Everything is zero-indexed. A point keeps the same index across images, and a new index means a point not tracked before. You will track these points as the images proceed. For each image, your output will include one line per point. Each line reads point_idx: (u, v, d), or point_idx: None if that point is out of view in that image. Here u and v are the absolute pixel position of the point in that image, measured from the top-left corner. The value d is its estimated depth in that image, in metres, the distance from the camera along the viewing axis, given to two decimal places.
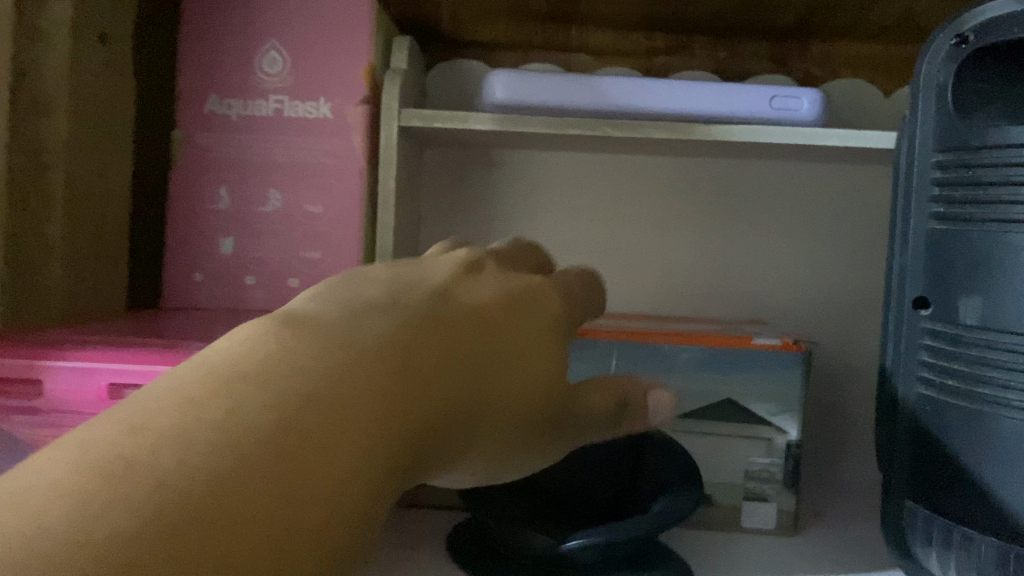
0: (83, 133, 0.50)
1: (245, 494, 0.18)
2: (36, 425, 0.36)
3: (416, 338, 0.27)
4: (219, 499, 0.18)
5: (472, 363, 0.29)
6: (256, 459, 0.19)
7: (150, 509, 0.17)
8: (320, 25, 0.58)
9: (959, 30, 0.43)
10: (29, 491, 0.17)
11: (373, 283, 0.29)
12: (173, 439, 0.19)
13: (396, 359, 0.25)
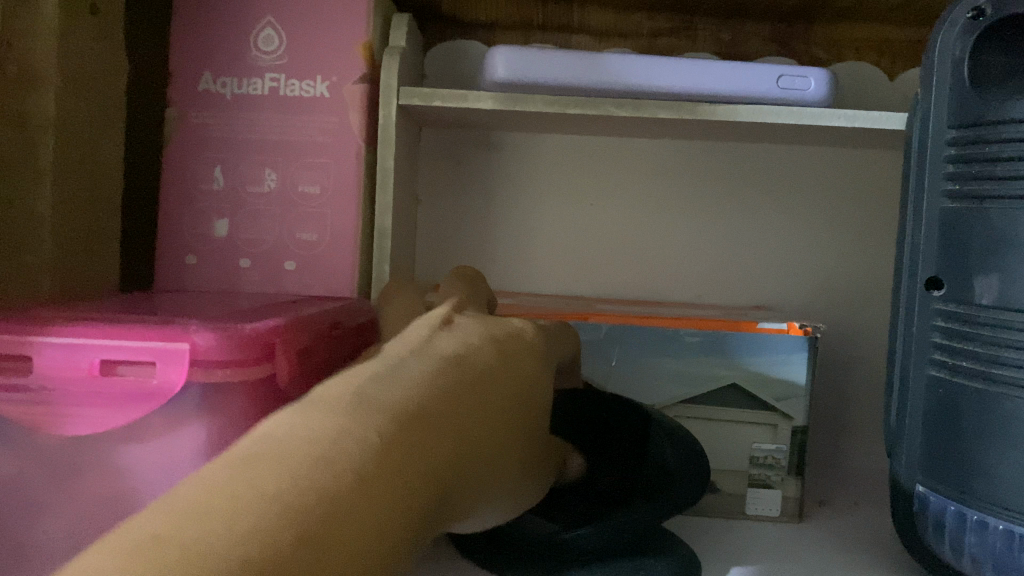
0: (74, 109, 0.49)
1: (345, 514, 0.23)
2: (24, 405, 0.35)
3: (415, 402, 0.29)
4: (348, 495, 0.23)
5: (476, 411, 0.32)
6: (339, 500, 0.23)
7: (269, 524, 0.21)
8: (317, 2, 0.56)
9: (975, 2, 0.42)
10: (165, 519, 0.21)
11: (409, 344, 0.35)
12: (289, 456, 0.23)
13: (431, 402, 0.30)
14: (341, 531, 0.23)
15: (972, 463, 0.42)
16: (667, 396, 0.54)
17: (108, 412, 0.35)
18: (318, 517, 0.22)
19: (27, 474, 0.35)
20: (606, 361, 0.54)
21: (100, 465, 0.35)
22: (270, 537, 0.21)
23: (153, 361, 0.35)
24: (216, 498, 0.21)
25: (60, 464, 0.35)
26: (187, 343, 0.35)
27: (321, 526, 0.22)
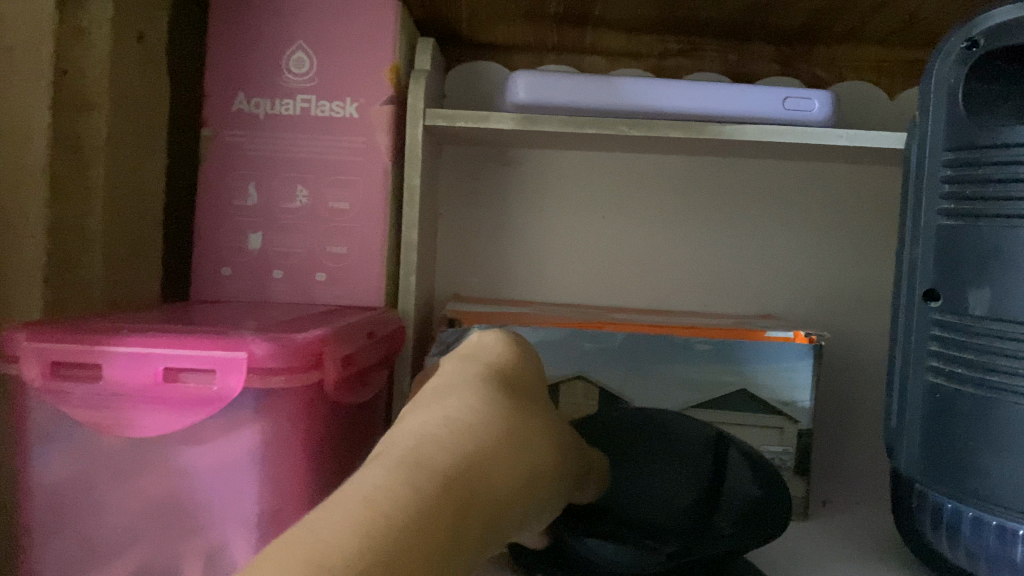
0: (121, 131, 0.52)
1: (435, 528, 0.25)
2: (94, 409, 0.38)
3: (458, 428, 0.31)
4: (434, 506, 0.26)
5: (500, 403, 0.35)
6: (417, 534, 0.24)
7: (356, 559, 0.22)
8: (346, 27, 0.59)
9: (969, 34, 0.45)
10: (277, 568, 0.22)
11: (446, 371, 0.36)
12: (376, 481, 0.26)
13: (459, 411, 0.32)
14: (440, 533, 0.25)
15: (970, 462, 0.44)
16: (680, 402, 0.57)
17: (170, 414, 0.38)
18: (419, 528, 0.25)
19: (98, 471, 0.39)
20: (623, 369, 0.56)
21: (163, 462, 0.38)
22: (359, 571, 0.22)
23: (214, 368, 0.38)
24: (322, 527, 0.23)
25: (126, 462, 0.39)
26: (244, 352, 0.38)
27: (423, 533, 0.25)
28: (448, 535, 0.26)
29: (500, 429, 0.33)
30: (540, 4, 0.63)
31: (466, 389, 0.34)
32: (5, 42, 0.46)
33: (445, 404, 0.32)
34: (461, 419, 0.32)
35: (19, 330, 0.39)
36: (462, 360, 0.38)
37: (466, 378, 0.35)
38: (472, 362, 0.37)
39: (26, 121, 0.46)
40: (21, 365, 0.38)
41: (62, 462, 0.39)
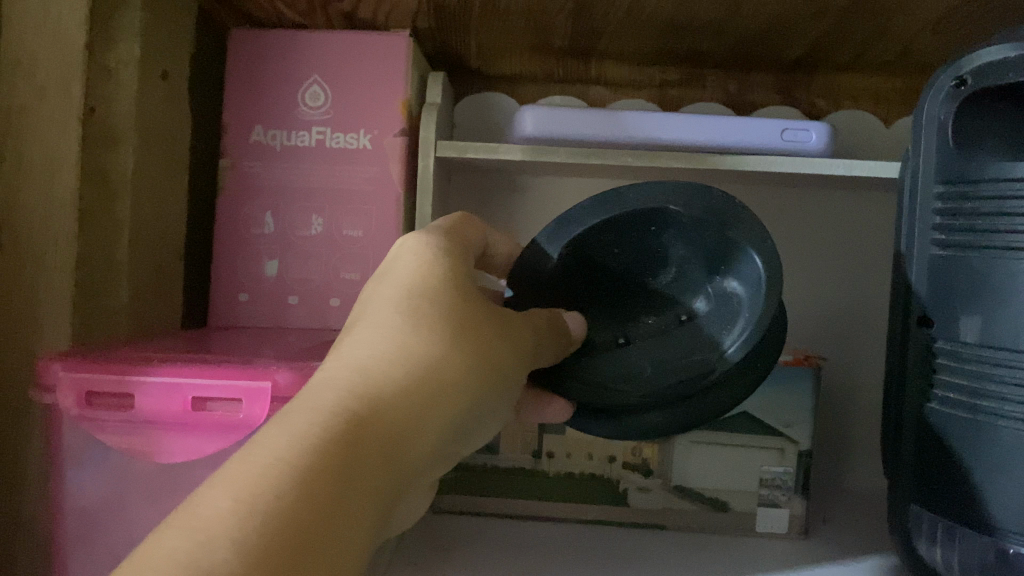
0: (146, 163, 0.54)
1: (327, 479, 0.27)
2: (127, 435, 0.40)
3: (376, 367, 0.32)
4: (309, 477, 0.26)
5: (406, 313, 0.34)
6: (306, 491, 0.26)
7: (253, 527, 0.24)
8: (360, 62, 0.61)
9: (959, 72, 0.48)
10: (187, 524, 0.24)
11: (375, 293, 0.36)
12: (250, 465, 0.26)
13: (355, 356, 0.32)
14: (316, 503, 0.26)
15: (964, 482, 0.46)
16: None
17: (199, 439, 0.40)
18: (290, 503, 0.25)
19: (130, 494, 0.41)
20: None
21: (193, 485, 0.41)
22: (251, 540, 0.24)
23: (241, 397, 0.40)
24: (195, 519, 0.24)
25: (156, 486, 0.41)
26: (269, 382, 0.40)
27: (295, 512, 0.25)
28: (328, 497, 0.26)
29: (398, 350, 0.33)
30: (547, 38, 0.65)
31: (369, 321, 0.34)
32: (40, 82, 0.48)
33: (342, 354, 0.33)
34: (360, 362, 0.32)
35: (55, 361, 0.41)
36: (378, 282, 0.37)
37: (375, 306, 0.35)
38: (387, 283, 0.36)
39: (57, 157, 0.49)
40: (58, 395, 0.40)
41: (96, 485, 0.41)
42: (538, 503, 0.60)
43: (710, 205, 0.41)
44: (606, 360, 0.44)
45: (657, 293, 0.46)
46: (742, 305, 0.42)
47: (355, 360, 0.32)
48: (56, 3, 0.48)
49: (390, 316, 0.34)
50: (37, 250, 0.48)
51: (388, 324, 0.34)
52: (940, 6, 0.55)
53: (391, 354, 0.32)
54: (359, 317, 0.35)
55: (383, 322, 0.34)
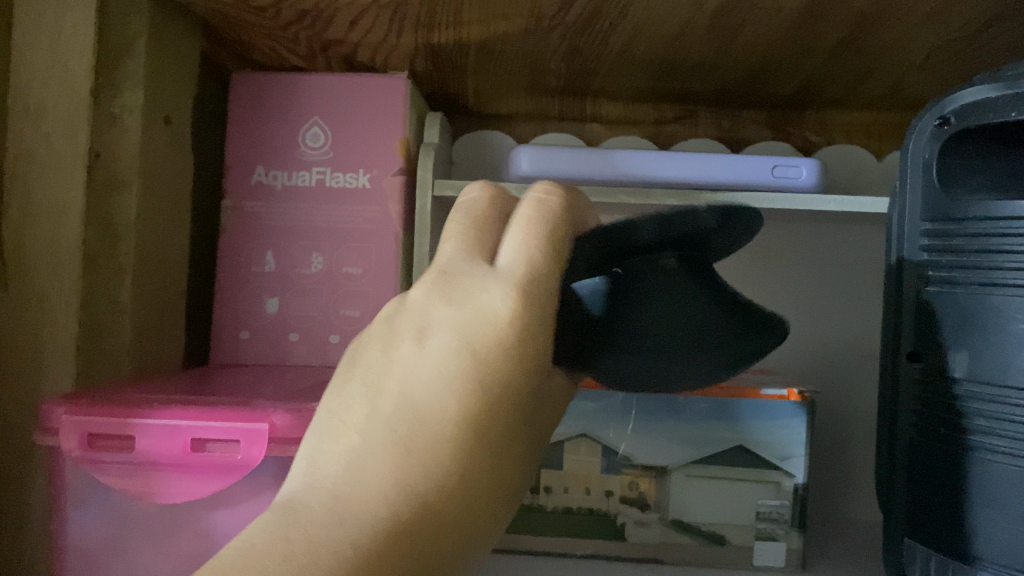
0: (150, 206, 0.55)
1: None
2: (129, 476, 0.41)
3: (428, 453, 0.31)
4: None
5: (467, 394, 0.32)
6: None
7: None
8: (359, 103, 0.63)
9: (942, 112, 0.49)
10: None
11: (440, 333, 0.33)
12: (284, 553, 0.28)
13: (408, 429, 0.31)
14: None
15: (956, 517, 0.47)
16: (678, 458, 0.59)
17: (199, 480, 0.41)
18: None
19: (130, 534, 0.41)
20: (621, 426, 0.59)
21: (192, 524, 0.42)
22: None
23: (239, 439, 0.41)
24: None
25: (158, 525, 0.41)
26: (268, 423, 0.41)
27: None
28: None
29: (445, 433, 0.31)
30: (542, 77, 0.66)
31: (425, 390, 0.32)
32: (45, 129, 0.50)
33: (389, 429, 0.31)
34: (410, 447, 0.31)
35: (59, 404, 0.42)
36: (459, 316, 0.33)
37: (431, 368, 0.32)
38: (455, 317, 0.33)
39: (62, 200, 0.50)
40: (60, 437, 0.41)
41: (96, 526, 0.42)
42: (534, 537, 0.60)
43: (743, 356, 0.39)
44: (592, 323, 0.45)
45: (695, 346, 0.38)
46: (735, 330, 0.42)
47: (405, 436, 0.31)
48: (62, 54, 0.50)
49: (440, 386, 0.32)
50: (40, 290, 0.50)
51: (440, 399, 0.32)
52: (923, 46, 0.56)
53: (452, 436, 0.31)
54: (417, 361, 0.32)
55: (445, 414, 0.32)
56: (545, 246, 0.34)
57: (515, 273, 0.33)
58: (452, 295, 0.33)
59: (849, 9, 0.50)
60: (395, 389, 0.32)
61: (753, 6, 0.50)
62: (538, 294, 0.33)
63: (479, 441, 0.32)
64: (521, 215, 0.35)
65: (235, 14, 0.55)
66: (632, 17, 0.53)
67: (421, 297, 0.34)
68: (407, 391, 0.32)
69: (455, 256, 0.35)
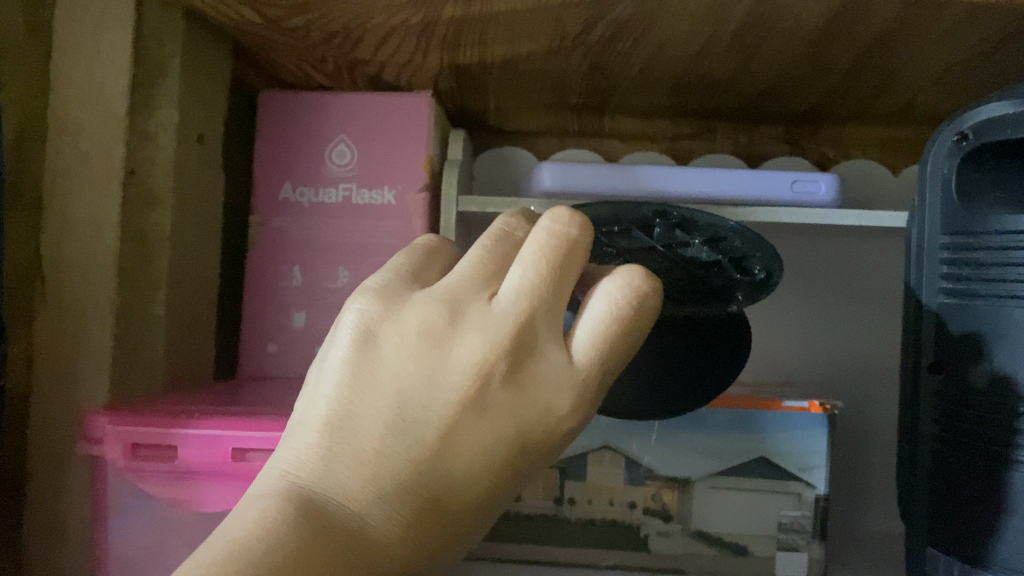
0: (182, 221, 0.57)
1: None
2: (171, 485, 0.43)
3: (458, 485, 0.32)
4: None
5: (489, 470, 0.32)
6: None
7: None
8: (385, 122, 0.64)
9: (960, 128, 0.50)
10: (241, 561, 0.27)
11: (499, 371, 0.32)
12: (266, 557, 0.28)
13: (428, 486, 0.31)
14: None
15: (978, 526, 0.47)
16: (702, 469, 0.60)
17: (239, 488, 0.42)
18: None
19: (171, 542, 0.43)
20: (644, 439, 0.60)
21: None
22: None
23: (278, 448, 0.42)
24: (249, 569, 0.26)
25: (199, 533, 0.43)
26: None
27: None
28: None
29: (480, 467, 0.32)
30: (563, 94, 0.68)
31: (460, 453, 0.31)
32: (83, 147, 0.51)
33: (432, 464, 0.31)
34: (445, 478, 0.31)
35: (102, 414, 0.43)
36: (512, 390, 0.32)
37: (486, 413, 0.32)
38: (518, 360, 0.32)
39: (99, 216, 0.51)
40: (104, 447, 0.43)
41: (138, 533, 0.43)
42: (559, 548, 0.61)
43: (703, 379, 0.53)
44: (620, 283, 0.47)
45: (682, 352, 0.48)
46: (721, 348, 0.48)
47: (430, 481, 0.31)
48: (100, 74, 0.51)
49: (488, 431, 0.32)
50: (77, 304, 0.51)
51: (491, 448, 0.32)
52: (940, 63, 0.57)
53: (460, 511, 0.32)
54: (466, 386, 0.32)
55: (465, 484, 0.32)
56: (624, 346, 0.34)
57: (587, 381, 0.33)
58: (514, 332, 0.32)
59: (868, 27, 0.51)
60: (441, 407, 0.32)
61: (774, 24, 0.51)
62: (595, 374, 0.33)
63: (477, 516, 0.32)
64: (615, 300, 0.33)
65: (266, 35, 0.56)
66: (655, 35, 0.54)
67: (483, 351, 0.32)
68: (460, 419, 0.32)
69: (522, 293, 0.32)
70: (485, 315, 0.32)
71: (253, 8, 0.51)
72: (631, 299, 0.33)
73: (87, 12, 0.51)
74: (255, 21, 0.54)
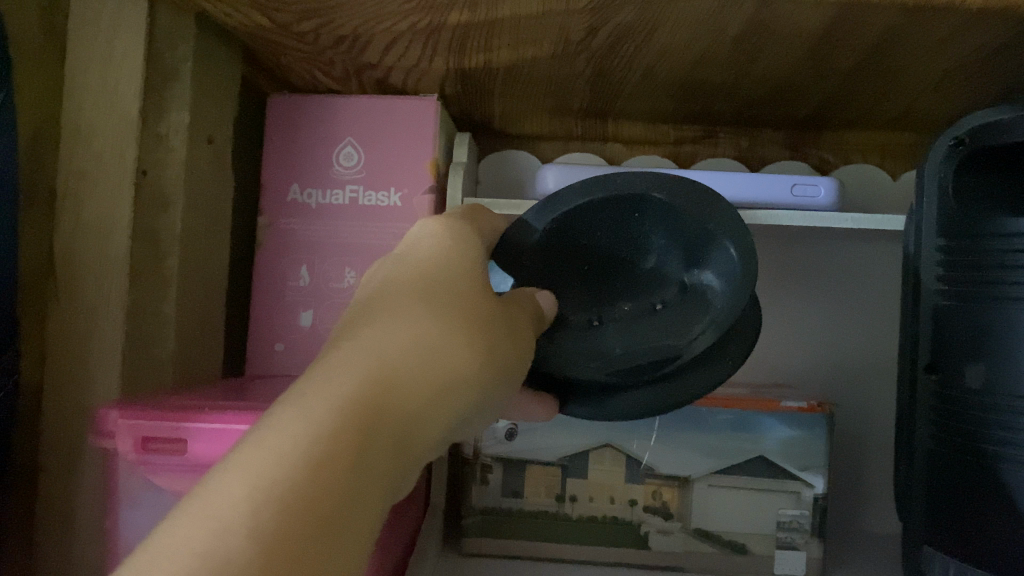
0: (192, 221, 0.58)
1: (335, 446, 0.28)
2: (183, 478, 0.44)
3: (395, 349, 0.32)
4: (345, 489, 0.28)
5: (451, 355, 0.33)
6: (329, 461, 0.28)
7: (249, 514, 0.25)
8: (391, 125, 0.65)
9: (955, 133, 0.51)
10: (226, 502, 0.26)
11: (388, 284, 0.36)
12: (279, 457, 0.27)
13: (374, 360, 0.32)
14: (332, 485, 0.27)
15: (975, 524, 0.48)
16: (701, 468, 0.61)
17: None
18: (301, 492, 0.26)
19: None
20: (645, 438, 0.61)
21: None
22: (259, 522, 0.25)
23: None
24: (221, 512, 0.25)
25: None
26: None
27: (311, 499, 0.27)
28: (338, 480, 0.27)
29: (416, 332, 0.33)
30: (567, 99, 0.69)
31: (405, 346, 0.33)
32: (96, 149, 0.52)
33: (352, 335, 0.33)
34: (380, 346, 0.32)
35: (113, 409, 0.45)
36: (452, 313, 0.35)
37: (387, 296, 0.35)
38: (404, 270, 0.36)
39: (111, 217, 0.52)
40: (116, 439, 0.44)
41: (150, 526, 0.45)
42: (559, 545, 0.62)
43: (678, 284, 0.45)
44: (576, 338, 0.44)
45: (632, 279, 0.46)
46: (715, 295, 0.43)
47: (375, 356, 0.32)
48: (113, 77, 0.53)
49: (403, 304, 0.34)
50: (90, 303, 0.52)
51: (406, 313, 0.34)
52: (938, 69, 0.58)
53: (437, 396, 0.33)
54: (370, 300, 0.35)
55: (432, 371, 0.33)
56: (463, 251, 0.38)
57: (452, 264, 0.37)
58: (396, 265, 0.37)
59: (866, 33, 0.52)
60: (347, 321, 0.34)
61: (773, 31, 0.52)
62: (465, 261, 0.38)
63: (424, 393, 0.32)
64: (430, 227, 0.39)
65: (276, 39, 0.57)
66: (657, 41, 0.55)
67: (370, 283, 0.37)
68: (368, 315, 0.34)
69: (404, 250, 0.38)
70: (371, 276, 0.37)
71: (264, 13, 0.52)
72: (447, 225, 0.40)
73: (102, 17, 0.52)
74: (265, 27, 0.55)
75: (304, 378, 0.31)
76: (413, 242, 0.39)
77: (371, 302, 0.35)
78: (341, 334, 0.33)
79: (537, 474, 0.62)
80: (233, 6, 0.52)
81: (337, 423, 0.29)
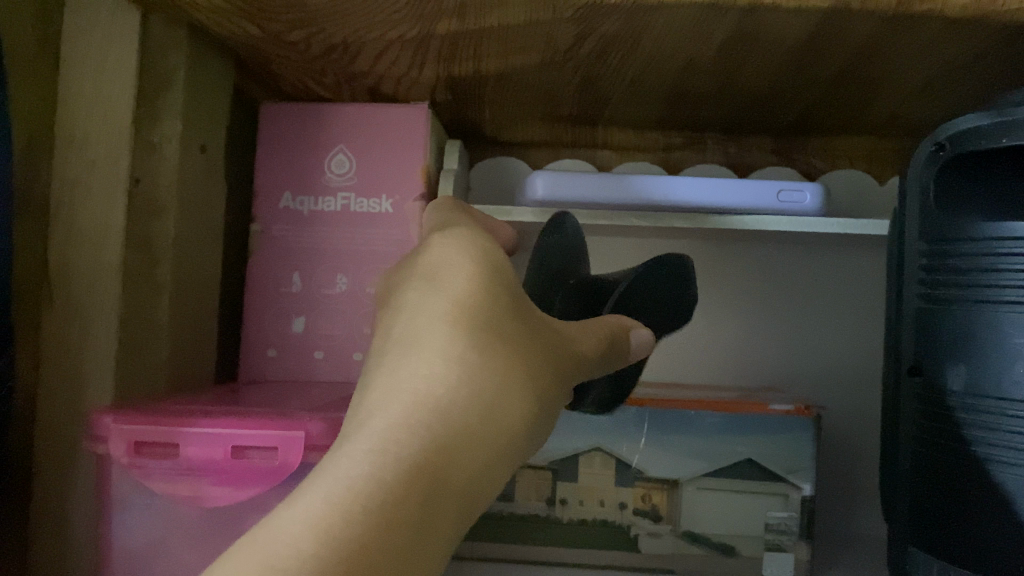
0: (185, 228, 0.58)
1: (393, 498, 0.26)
2: (174, 482, 0.45)
3: (438, 380, 0.30)
4: (409, 544, 0.26)
5: (513, 386, 0.31)
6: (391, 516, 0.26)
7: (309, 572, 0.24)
8: (382, 133, 0.66)
9: (937, 138, 0.51)
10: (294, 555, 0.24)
11: (427, 298, 0.33)
12: (339, 508, 0.26)
13: (422, 399, 0.29)
14: (396, 538, 0.25)
15: (955, 525, 0.49)
16: (691, 471, 0.61)
17: (239, 484, 0.45)
18: (353, 544, 0.25)
19: (173, 537, 0.45)
20: (634, 440, 0.62)
21: (230, 527, 0.45)
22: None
23: (277, 445, 0.44)
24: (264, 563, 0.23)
25: (200, 529, 0.45)
26: (303, 431, 0.44)
27: (371, 548, 0.25)
28: (401, 531, 0.26)
29: (462, 361, 0.30)
30: (557, 106, 0.69)
31: (449, 383, 0.30)
32: (90, 157, 0.53)
33: (392, 369, 0.30)
34: (418, 390, 0.29)
35: (106, 414, 0.45)
36: (481, 327, 0.32)
37: (425, 317, 0.32)
38: (436, 286, 0.33)
39: (104, 225, 0.53)
40: (108, 444, 0.45)
41: (142, 529, 0.45)
42: (544, 548, 0.62)
43: None
44: None
45: None
46: None
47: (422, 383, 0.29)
48: (106, 86, 0.53)
49: (437, 328, 0.31)
50: (82, 310, 0.52)
51: (437, 337, 0.31)
52: (922, 76, 0.58)
53: (502, 425, 0.30)
54: (407, 318, 0.33)
55: (496, 409, 0.30)
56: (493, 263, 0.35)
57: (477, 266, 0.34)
58: (431, 277, 0.34)
59: (847, 42, 0.53)
60: (393, 345, 0.32)
61: (758, 38, 0.53)
62: (497, 265, 0.35)
63: (483, 428, 0.30)
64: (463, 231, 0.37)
65: (268, 48, 0.58)
66: (642, 49, 0.55)
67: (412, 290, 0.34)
68: (412, 338, 0.31)
69: (437, 255, 0.35)
70: (416, 276, 0.35)
71: (255, 22, 0.53)
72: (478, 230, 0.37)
73: (95, 27, 0.53)
74: (256, 36, 0.56)
75: (360, 427, 0.29)
76: (437, 250, 0.35)
77: (413, 316, 0.32)
78: (392, 361, 0.31)
79: (527, 478, 0.62)
80: (224, 16, 0.53)
81: (403, 472, 0.27)
